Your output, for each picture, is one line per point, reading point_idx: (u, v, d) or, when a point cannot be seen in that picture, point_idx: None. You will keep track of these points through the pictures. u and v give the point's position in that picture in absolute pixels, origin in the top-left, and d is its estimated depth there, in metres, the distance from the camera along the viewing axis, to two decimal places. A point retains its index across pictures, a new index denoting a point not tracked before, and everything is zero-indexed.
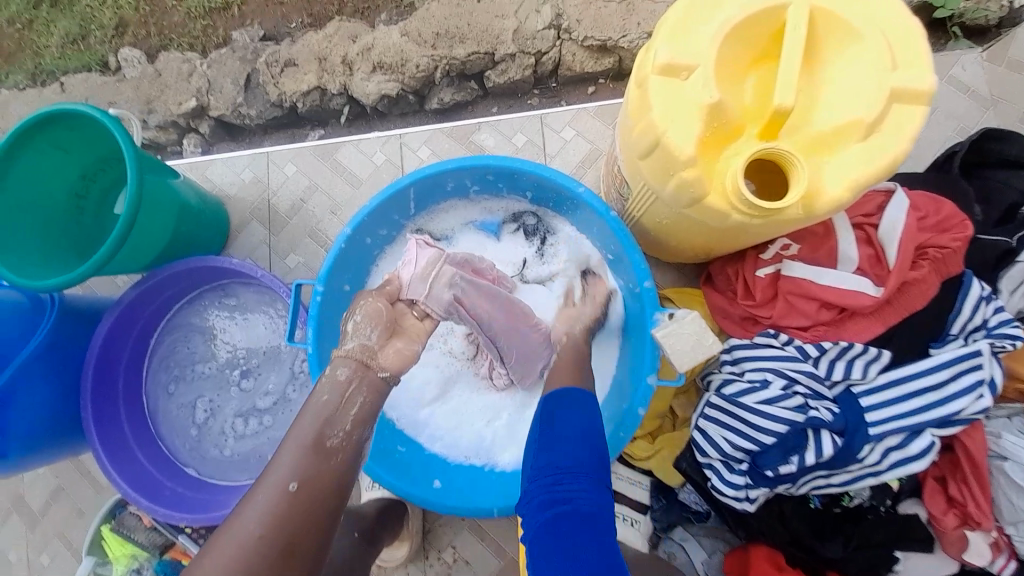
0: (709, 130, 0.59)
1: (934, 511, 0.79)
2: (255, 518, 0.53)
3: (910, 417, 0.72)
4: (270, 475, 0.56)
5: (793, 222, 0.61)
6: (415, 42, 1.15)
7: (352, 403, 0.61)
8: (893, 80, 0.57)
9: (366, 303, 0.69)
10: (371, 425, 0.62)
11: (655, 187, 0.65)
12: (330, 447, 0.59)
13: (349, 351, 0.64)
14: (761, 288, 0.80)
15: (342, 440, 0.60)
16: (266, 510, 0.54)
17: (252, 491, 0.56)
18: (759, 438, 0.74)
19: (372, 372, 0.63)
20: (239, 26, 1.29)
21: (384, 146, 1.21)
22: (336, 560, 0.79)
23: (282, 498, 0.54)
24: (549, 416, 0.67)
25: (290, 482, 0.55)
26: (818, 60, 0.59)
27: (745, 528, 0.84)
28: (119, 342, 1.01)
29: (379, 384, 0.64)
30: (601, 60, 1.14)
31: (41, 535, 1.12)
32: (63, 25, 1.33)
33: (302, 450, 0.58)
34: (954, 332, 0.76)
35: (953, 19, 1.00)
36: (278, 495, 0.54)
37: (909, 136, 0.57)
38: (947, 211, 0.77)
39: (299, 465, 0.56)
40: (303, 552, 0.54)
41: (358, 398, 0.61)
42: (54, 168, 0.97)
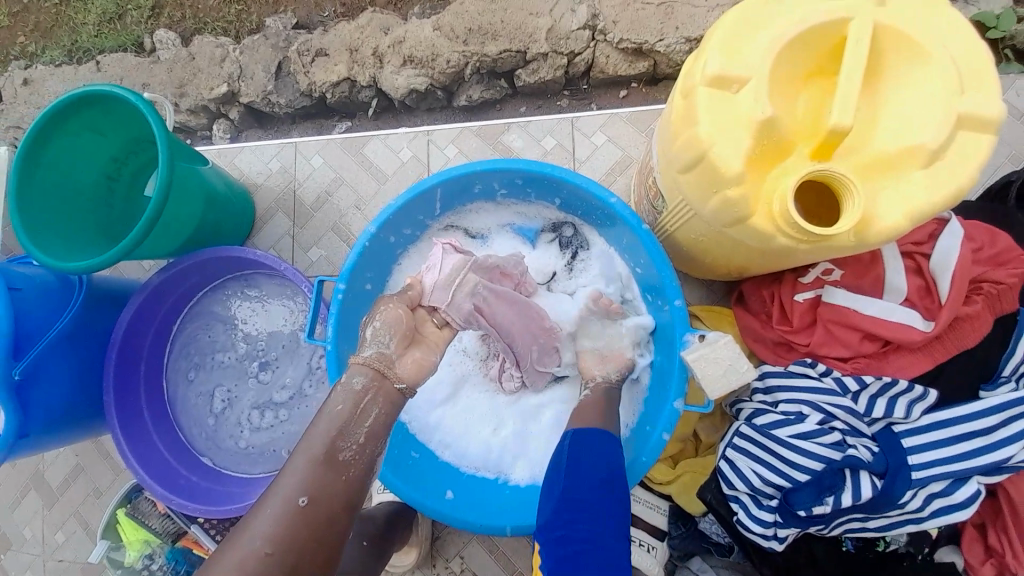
0: (760, 146, 0.55)
1: (971, 560, 0.77)
2: (263, 536, 0.53)
3: (957, 463, 0.68)
4: (281, 487, 0.56)
5: (843, 249, 0.57)
6: (447, 38, 1.14)
7: (365, 415, 0.60)
8: (961, 105, 0.53)
9: (387, 310, 0.67)
10: (384, 441, 0.62)
11: (695, 205, 0.62)
12: (343, 460, 0.58)
13: (361, 361, 0.63)
14: (799, 314, 0.76)
15: (355, 454, 0.59)
16: (274, 526, 0.53)
17: (261, 504, 0.55)
18: (792, 474, 0.70)
19: (388, 381, 0.62)
20: (273, 13, 1.30)
21: (411, 142, 1.19)
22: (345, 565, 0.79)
23: (292, 514, 0.54)
24: (574, 446, 0.68)
25: (299, 497, 0.55)
26: (881, 78, 0.56)
27: (770, 565, 0.78)
28: (141, 329, 1.02)
29: (395, 395, 0.63)
30: (636, 64, 1.11)
31: (58, 513, 1.17)
32: (100, 4, 1.36)
33: (312, 464, 0.57)
34: (1005, 374, 0.71)
35: (1004, 41, 0.96)
36: (288, 510, 0.54)
37: (975, 165, 0.53)
38: (1002, 244, 0.73)
39: (308, 478, 0.56)
40: (307, 568, 0.53)
41: (373, 409, 0.61)
42: (89, 148, 0.98)
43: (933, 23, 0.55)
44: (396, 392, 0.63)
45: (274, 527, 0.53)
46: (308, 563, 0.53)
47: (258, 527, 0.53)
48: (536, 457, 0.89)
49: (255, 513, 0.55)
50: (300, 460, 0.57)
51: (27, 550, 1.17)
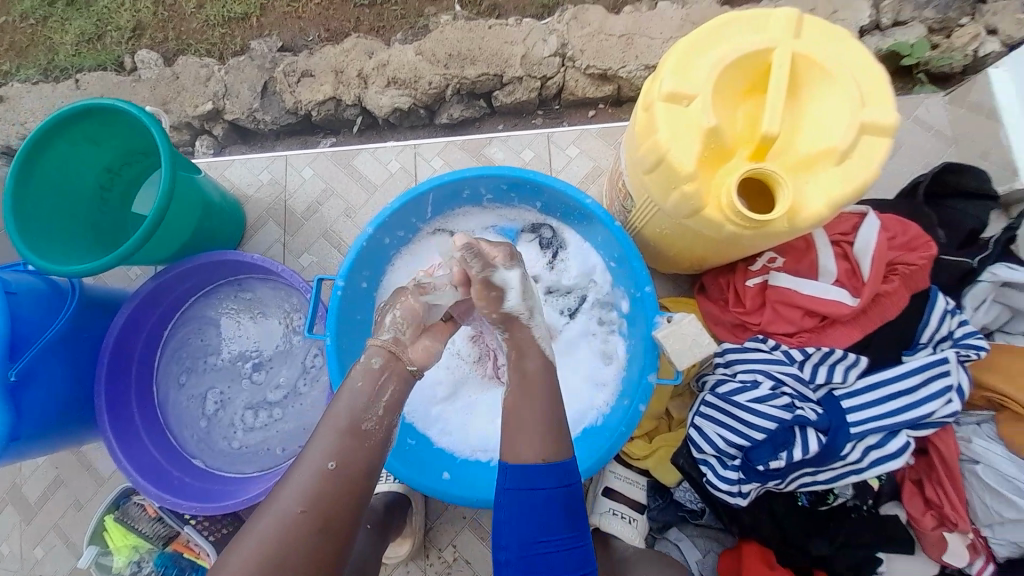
0: (707, 149, 0.67)
1: (913, 513, 0.86)
2: (298, 496, 0.61)
3: (887, 418, 0.79)
4: (311, 454, 0.64)
5: (780, 234, 0.69)
6: (429, 62, 1.24)
7: (381, 388, 0.69)
8: (863, 115, 0.66)
9: (405, 302, 0.78)
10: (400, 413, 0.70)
11: (658, 200, 0.73)
12: (364, 430, 0.66)
13: (383, 344, 0.72)
14: (750, 296, 0.88)
15: (375, 425, 0.67)
16: (306, 486, 0.61)
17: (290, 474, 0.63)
18: (751, 434, 0.80)
19: (400, 363, 0.72)
20: (257, 36, 1.36)
21: (400, 155, 1.27)
22: None
23: (322, 476, 0.62)
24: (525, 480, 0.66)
25: (328, 461, 0.63)
26: (801, 95, 0.69)
27: (738, 524, 0.88)
28: (133, 333, 1.04)
29: (407, 375, 0.72)
30: (602, 87, 1.24)
31: (37, 527, 1.14)
32: (78, 24, 1.39)
33: (338, 436, 0.65)
34: (923, 340, 0.85)
35: (919, 66, 1.15)
36: (318, 473, 0.62)
37: (877, 162, 0.66)
38: (913, 232, 0.86)
39: (335, 448, 0.64)
40: (337, 522, 0.61)
41: (389, 386, 0.69)
42: (84, 160, 1.01)
43: (838, 52, 0.69)
44: (408, 371, 0.72)
45: (307, 488, 0.61)
46: (337, 519, 0.61)
47: (292, 489, 0.61)
48: None
49: (289, 479, 0.63)
50: (325, 432, 0.65)
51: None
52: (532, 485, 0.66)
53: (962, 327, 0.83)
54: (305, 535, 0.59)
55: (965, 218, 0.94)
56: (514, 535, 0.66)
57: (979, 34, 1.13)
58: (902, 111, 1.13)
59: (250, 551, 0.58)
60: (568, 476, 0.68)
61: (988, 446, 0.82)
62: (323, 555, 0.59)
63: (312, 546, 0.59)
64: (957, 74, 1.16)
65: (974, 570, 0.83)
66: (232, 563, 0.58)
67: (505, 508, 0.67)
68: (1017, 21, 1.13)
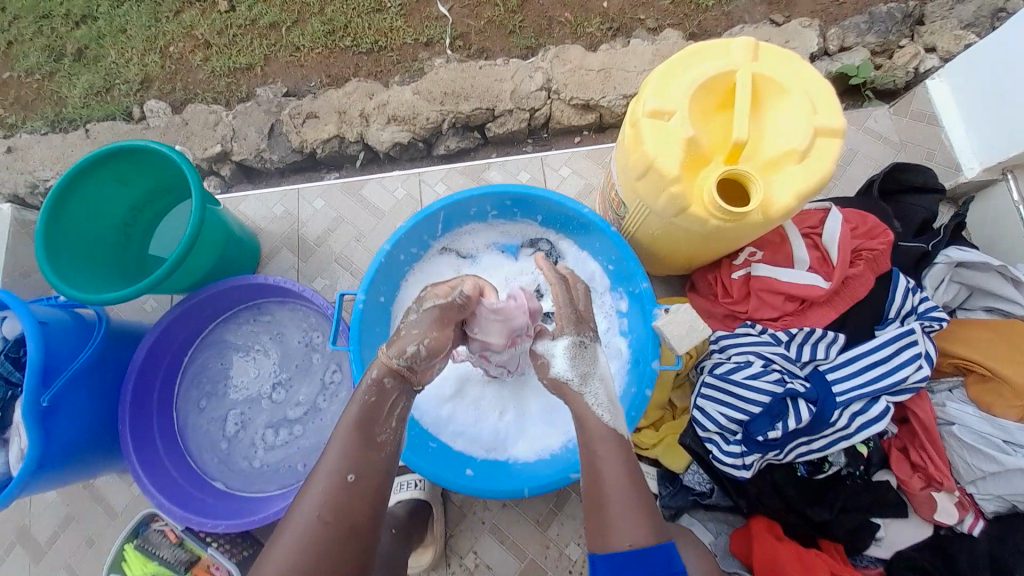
0: (688, 156, 0.78)
1: (903, 476, 0.95)
2: (315, 503, 0.64)
3: (867, 385, 0.88)
4: (325, 469, 0.67)
5: (757, 225, 0.79)
6: (426, 100, 1.36)
7: (386, 402, 0.74)
8: (816, 121, 0.78)
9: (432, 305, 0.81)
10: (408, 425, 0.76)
11: (649, 203, 0.83)
12: (379, 440, 0.71)
13: (396, 367, 0.76)
14: (737, 288, 0.98)
15: (389, 434, 0.72)
16: (324, 495, 0.64)
17: (309, 485, 0.66)
18: (748, 408, 0.88)
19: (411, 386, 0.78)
20: (261, 83, 1.48)
21: (405, 182, 1.37)
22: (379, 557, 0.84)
23: (341, 488, 0.65)
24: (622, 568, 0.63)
25: (347, 474, 0.66)
26: (763, 108, 0.80)
27: (745, 497, 0.94)
28: (157, 359, 1.08)
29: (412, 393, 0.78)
30: (586, 116, 1.37)
31: (47, 568, 1.10)
32: (87, 79, 1.49)
33: (350, 446, 0.69)
34: (892, 315, 0.95)
35: (866, 85, 1.30)
36: (337, 485, 0.65)
37: (832, 159, 0.78)
38: (872, 222, 0.98)
39: (348, 458, 0.68)
40: (358, 537, 0.64)
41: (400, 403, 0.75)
42: (112, 197, 1.09)
43: (790, 72, 0.81)
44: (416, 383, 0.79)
45: (323, 499, 0.64)
46: (362, 523, 0.64)
47: (308, 500, 0.64)
48: (535, 438, 1.01)
49: (304, 495, 0.65)
50: (338, 446, 0.69)
51: None
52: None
53: (924, 303, 0.94)
54: (320, 552, 0.61)
55: (918, 211, 1.09)
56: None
57: (919, 54, 1.30)
58: (855, 122, 1.28)
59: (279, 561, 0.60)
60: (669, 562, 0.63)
61: (961, 408, 0.95)
62: (346, 559, 0.62)
63: (335, 555, 0.61)
64: (901, 89, 1.32)
65: (967, 527, 0.92)
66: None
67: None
68: (955, 37, 1.31)
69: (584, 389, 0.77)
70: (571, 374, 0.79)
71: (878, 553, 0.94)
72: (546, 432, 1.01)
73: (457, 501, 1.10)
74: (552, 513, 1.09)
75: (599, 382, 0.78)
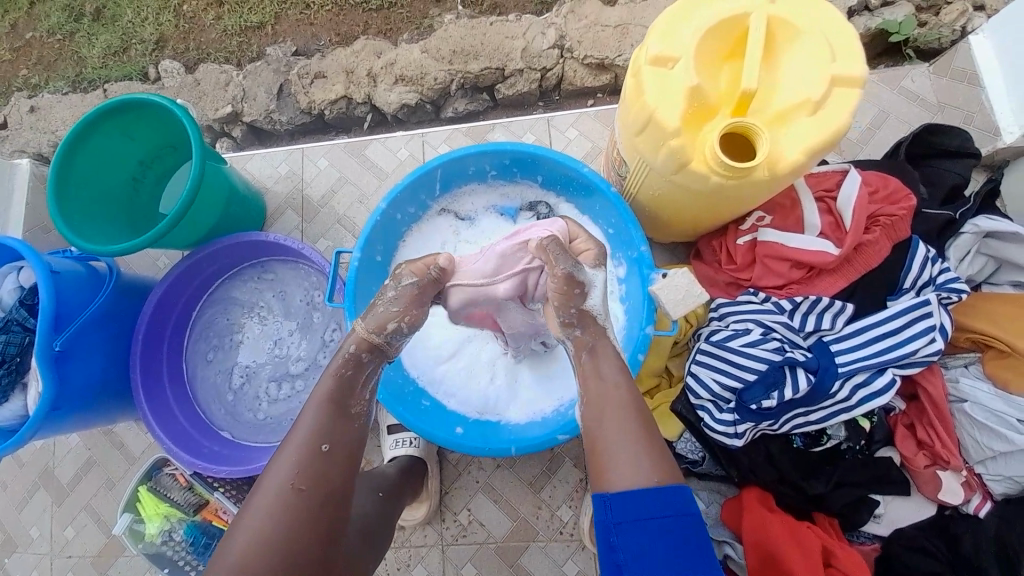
0: (691, 107, 0.73)
1: (907, 453, 0.93)
2: (289, 471, 0.65)
3: (872, 356, 0.88)
4: (299, 438, 0.68)
5: (762, 183, 0.75)
6: (434, 58, 1.31)
7: (361, 376, 0.76)
8: (833, 68, 0.72)
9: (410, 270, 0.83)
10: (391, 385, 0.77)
11: (648, 158, 0.80)
12: (352, 412, 0.73)
13: (374, 342, 0.78)
14: (741, 254, 0.96)
15: (363, 406, 0.74)
16: (296, 461, 0.66)
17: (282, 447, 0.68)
18: (742, 375, 0.89)
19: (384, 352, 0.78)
20: (272, 43, 1.45)
21: (408, 144, 1.35)
22: (369, 509, 0.86)
23: (316, 457, 0.67)
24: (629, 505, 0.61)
25: (321, 444, 0.68)
26: (777, 56, 0.74)
27: (737, 467, 0.93)
28: (165, 313, 1.12)
29: None
30: (600, 76, 1.30)
31: (68, 508, 1.19)
32: (105, 39, 1.49)
33: (324, 418, 0.70)
34: (907, 285, 0.92)
35: (907, 43, 1.19)
36: (311, 454, 0.67)
37: (848, 110, 0.72)
38: (893, 186, 0.95)
39: (318, 428, 0.69)
40: (335, 502, 0.66)
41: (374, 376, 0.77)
42: (121, 150, 1.10)
43: (810, 14, 0.74)
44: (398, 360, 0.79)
45: (297, 466, 0.65)
46: (336, 489, 0.66)
47: (284, 463, 0.66)
48: (529, 402, 1.02)
49: (278, 457, 0.67)
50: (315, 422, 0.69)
51: (30, 550, 1.18)
52: (645, 513, 0.60)
53: (943, 273, 0.92)
54: (295, 515, 0.63)
55: (949, 175, 1.02)
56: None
57: (966, 11, 1.18)
58: (888, 82, 1.18)
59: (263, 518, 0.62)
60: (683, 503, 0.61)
61: (974, 384, 0.92)
62: (323, 525, 0.64)
63: (312, 513, 0.63)
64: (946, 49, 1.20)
65: (972, 508, 0.90)
66: (233, 545, 0.61)
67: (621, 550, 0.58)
68: None
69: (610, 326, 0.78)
70: (602, 308, 0.78)
71: (876, 529, 0.93)
72: (536, 398, 1.02)
73: (453, 459, 1.13)
74: (546, 475, 1.10)
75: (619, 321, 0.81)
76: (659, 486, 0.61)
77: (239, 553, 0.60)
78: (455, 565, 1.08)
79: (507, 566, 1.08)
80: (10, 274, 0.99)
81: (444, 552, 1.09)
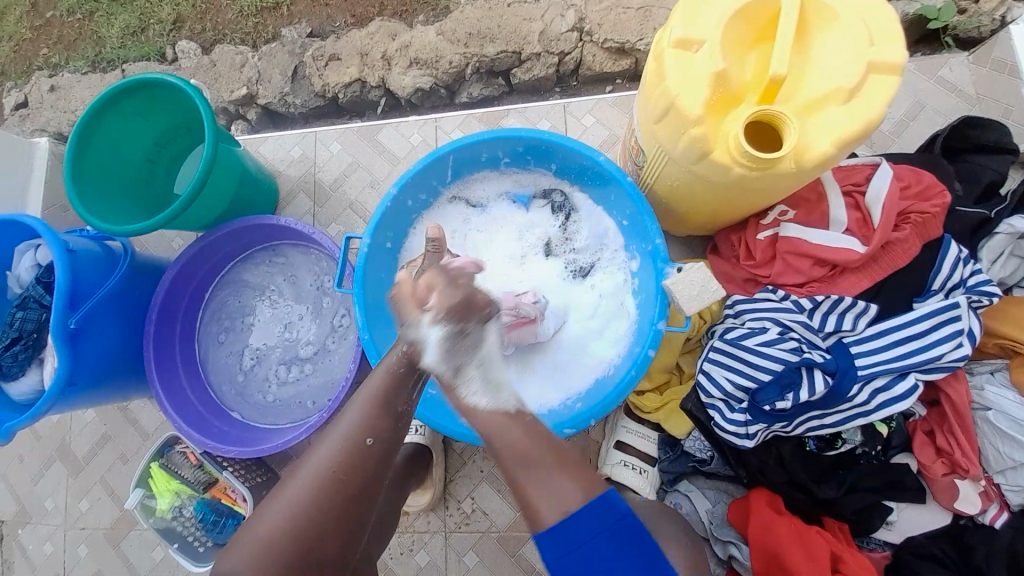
0: (715, 94, 0.70)
1: (924, 461, 0.90)
2: (327, 462, 0.65)
3: (894, 360, 0.85)
4: (345, 429, 0.67)
5: (787, 175, 0.71)
6: (449, 41, 1.28)
7: (413, 375, 0.73)
8: (870, 54, 0.68)
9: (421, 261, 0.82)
10: None
11: (668, 148, 0.77)
12: (398, 411, 0.71)
13: None
14: (761, 249, 0.92)
15: (409, 406, 0.72)
16: (338, 454, 0.65)
17: (326, 437, 0.67)
18: (756, 375, 0.87)
19: None
20: (287, 24, 1.43)
21: (421, 129, 1.33)
22: None
23: (359, 451, 0.66)
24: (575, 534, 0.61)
25: (365, 438, 0.67)
26: (810, 39, 0.70)
27: (745, 467, 0.91)
28: (177, 294, 1.13)
29: None
30: (620, 61, 1.26)
31: (84, 480, 1.22)
32: (123, 19, 1.48)
33: (371, 413, 0.69)
34: (936, 287, 0.89)
35: (946, 31, 1.12)
36: (355, 447, 0.66)
37: (884, 100, 0.68)
38: (927, 181, 0.91)
39: (370, 422, 0.68)
40: (356, 493, 0.65)
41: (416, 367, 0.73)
42: (137, 131, 1.11)
43: None
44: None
45: (340, 456, 0.65)
46: (365, 492, 0.66)
47: (324, 454, 0.65)
48: (535, 395, 1.00)
49: (318, 447, 0.67)
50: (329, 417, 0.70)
51: (49, 519, 1.22)
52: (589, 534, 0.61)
53: (974, 276, 0.88)
54: (323, 510, 0.63)
55: (986, 172, 0.96)
56: None
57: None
58: (924, 71, 1.12)
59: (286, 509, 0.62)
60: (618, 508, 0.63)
61: (1000, 393, 0.88)
62: (350, 515, 0.64)
63: (341, 509, 0.64)
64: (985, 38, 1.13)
65: (987, 518, 0.87)
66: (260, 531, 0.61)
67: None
68: None
69: (458, 385, 0.70)
70: None
71: (887, 536, 0.91)
72: (543, 389, 1.00)
73: (458, 449, 1.13)
74: None
75: (476, 372, 0.70)
76: (586, 504, 0.62)
77: (261, 540, 0.61)
78: (456, 552, 1.09)
79: (509, 555, 1.08)
80: (28, 251, 1.00)
81: (447, 539, 1.10)
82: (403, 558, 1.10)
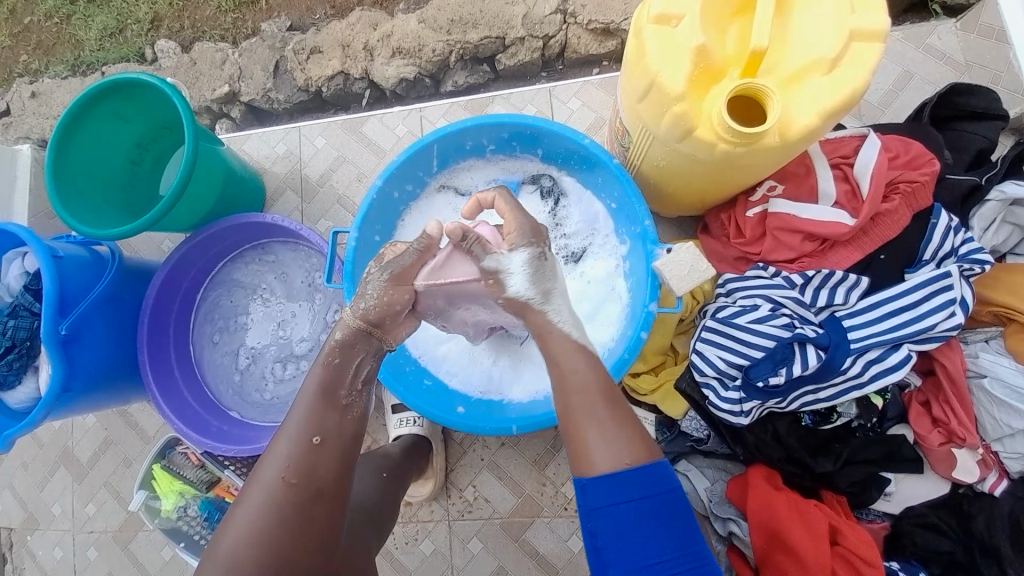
0: (697, 69, 0.69)
1: (920, 431, 0.91)
2: (279, 465, 0.63)
3: (887, 332, 0.85)
4: (295, 428, 0.66)
5: (773, 150, 0.70)
6: (431, 29, 1.26)
7: (351, 363, 0.73)
8: (852, 22, 0.67)
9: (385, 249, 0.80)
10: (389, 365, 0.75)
11: (652, 127, 0.76)
12: (344, 403, 0.70)
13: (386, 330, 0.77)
14: (750, 227, 0.92)
15: (354, 397, 0.71)
16: (297, 459, 0.64)
17: (274, 444, 0.66)
18: (749, 353, 0.87)
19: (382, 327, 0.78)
20: (267, 18, 1.40)
21: (406, 120, 1.31)
22: (373, 493, 0.86)
23: (306, 451, 0.65)
24: (602, 504, 0.60)
25: (313, 437, 0.66)
26: (791, 9, 0.69)
27: (741, 444, 0.92)
28: (168, 297, 1.12)
29: None
30: (605, 43, 1.24)
31: (88, 485, 1.23)
32: (101, 20, 1.45)
33: (321, 407, 0.68)
34: (927, 257, 0.89)
35: None
36: (302, 444, 0.65)
37: (867, 68, 0.67)
38: (916, 151, 0.90)
39: (317, 420, 0.67)
40: (330, 496, 0.64)
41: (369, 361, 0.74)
42: (117, 134, 1.09)
43: None
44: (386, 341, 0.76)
45: (290, 459, 0.63)
46: (330, 485, 0.64)
47: (272, 461, 0.64)
48: (530, 381, 1.01)
49: (268, 455, 0.65)
50: (316, 408, 0.68)
51: (56, 525, 1.23)
52: (624, 499, 0.60)
53: (966, 244, 0.87)
54: (285, 514, 0.61)
55: (975, 138, 0.96)
56: (628, 560, 0.59)
57: None
58: (912, 40, 1.10)
59: (247, 516, 0.61)
60: (662, 481, 0.61)
61: (995, 360, 0.88)
62: (317, 520, 0.62)
63: (301, 511, 0.61)
64: None
65: (987, 486, 0.88)
66: (224, 547, 0.59)
67: (602, 535, 0.60)
68: None
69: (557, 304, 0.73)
70: None
71: (886, 507, 0.92)
72: (540, 375, 1.01)
73: (457, 438, 1.14)
74: (550, 453, 1.11)
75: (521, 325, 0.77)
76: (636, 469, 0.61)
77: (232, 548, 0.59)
78: (460, 539, 1.10)
79: (512, 540, 1.09)
80: (15, 260, 0.99)
81: (450, 527, 1.11)
82: (408, 546, 1.11)
